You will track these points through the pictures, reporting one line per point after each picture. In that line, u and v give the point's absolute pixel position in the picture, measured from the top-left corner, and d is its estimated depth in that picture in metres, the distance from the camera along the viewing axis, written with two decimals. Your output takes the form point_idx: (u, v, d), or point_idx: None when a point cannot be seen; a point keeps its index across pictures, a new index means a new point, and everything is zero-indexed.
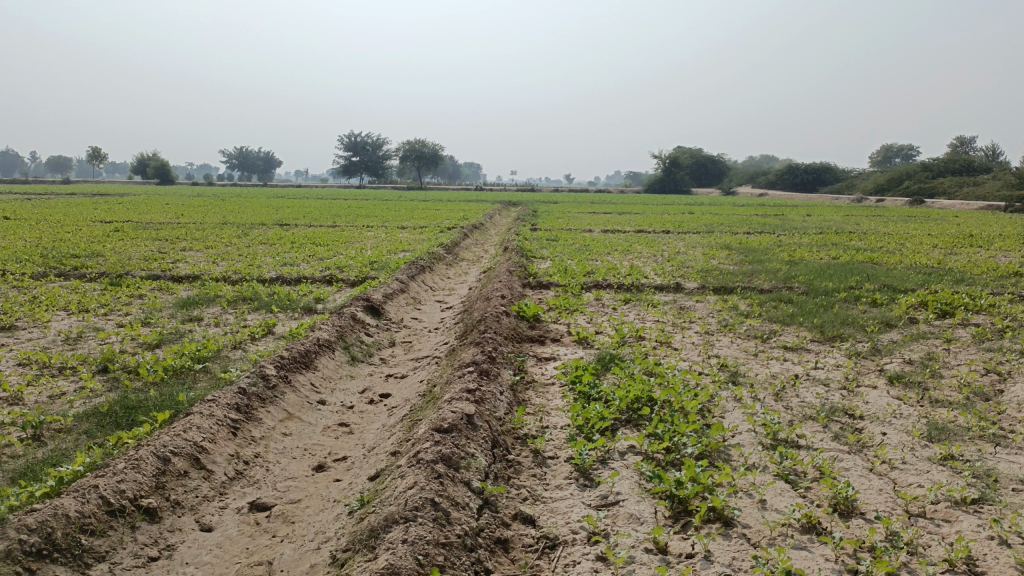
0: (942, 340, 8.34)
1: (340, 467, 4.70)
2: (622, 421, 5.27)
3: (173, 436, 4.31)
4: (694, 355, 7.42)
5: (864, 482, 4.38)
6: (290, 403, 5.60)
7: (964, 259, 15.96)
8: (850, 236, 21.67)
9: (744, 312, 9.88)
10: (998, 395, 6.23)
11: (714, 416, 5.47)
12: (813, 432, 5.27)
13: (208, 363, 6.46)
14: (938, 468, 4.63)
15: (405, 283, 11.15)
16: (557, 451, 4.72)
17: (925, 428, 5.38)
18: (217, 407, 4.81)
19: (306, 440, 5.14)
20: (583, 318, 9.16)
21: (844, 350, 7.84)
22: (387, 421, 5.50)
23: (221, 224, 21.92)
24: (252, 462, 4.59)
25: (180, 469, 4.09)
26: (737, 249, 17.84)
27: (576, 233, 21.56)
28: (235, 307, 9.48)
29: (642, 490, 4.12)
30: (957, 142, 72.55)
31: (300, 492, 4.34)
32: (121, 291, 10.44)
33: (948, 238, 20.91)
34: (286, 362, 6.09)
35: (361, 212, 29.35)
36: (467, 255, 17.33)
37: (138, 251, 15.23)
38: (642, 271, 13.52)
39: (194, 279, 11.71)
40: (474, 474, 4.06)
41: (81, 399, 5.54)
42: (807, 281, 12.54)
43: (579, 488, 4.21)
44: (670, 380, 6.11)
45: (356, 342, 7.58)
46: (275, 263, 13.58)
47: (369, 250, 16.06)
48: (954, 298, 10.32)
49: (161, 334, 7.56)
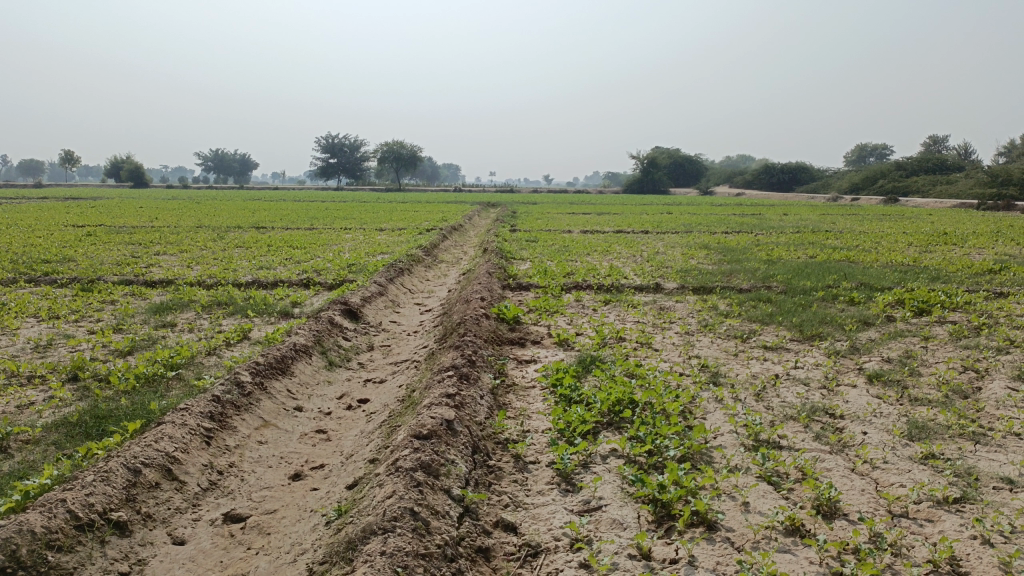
0: (920, 338, 8.38)
1: (318, 476, 4.61)
2: (604, 424, 5.22)
3: (143, 447, 4.20)
4: (674, 356, 7.40)
5: (846, 483, 4.36)
6: (266, 411, 5.49)
7: (939, 257, 16.11)
8: (827, 235, 21.80)
9: (724, 312, 9.87)
10: (976, 393, 6.26)
11: (696, 417, 5.43)
12: (795, 433, 5.24)
13: (181, 370, 6.34)
14: (919, 467, 4.62)
15: (383, 286, 11.05)
16: (538, 456, 4.66)
17: (906, 427, 5.38)
18: (190, 416, 4.70)
19: (283, 448, 5.04)
20: (563, 320, 9.11)
21: (823, 349, 7.85)
22: (365, 427, 5.41)
23: (196, 227, 21.65)
24: (226, 472, 4.48)
25: (151, 481, 3.98)
26: (716, 248, 17.90)
27: (555, 234, 21.53)
28: (210, 312, 9.32)
29: (624, 495, 4.07)
30: (929, 141, 73.38)
31: (276, 502, 4.24)
32: (93, 297, 10.25)
33: (923, 236, 21.13)
34: (262, 368, 5.98)
35: (338, 215, 29.11)
36: (446, 257, 17.24)
37: (110, 256, 15.00)
38: (621, 272, 13.51)
39: (168, 284, 11.53)
40: (454, 482, 3.99)
41: (50, 409, 5.40)
42: (785, 280, 12.59)
43: (561, 493, 4.15)
44: (651, 382, 6.07)
45: (334, 347, 7.48)
46: (251, 267, 13.40)
47: (346, 252, 15.93)
48: (930, 296, 10.39)
49: (133, 341, 7.41)
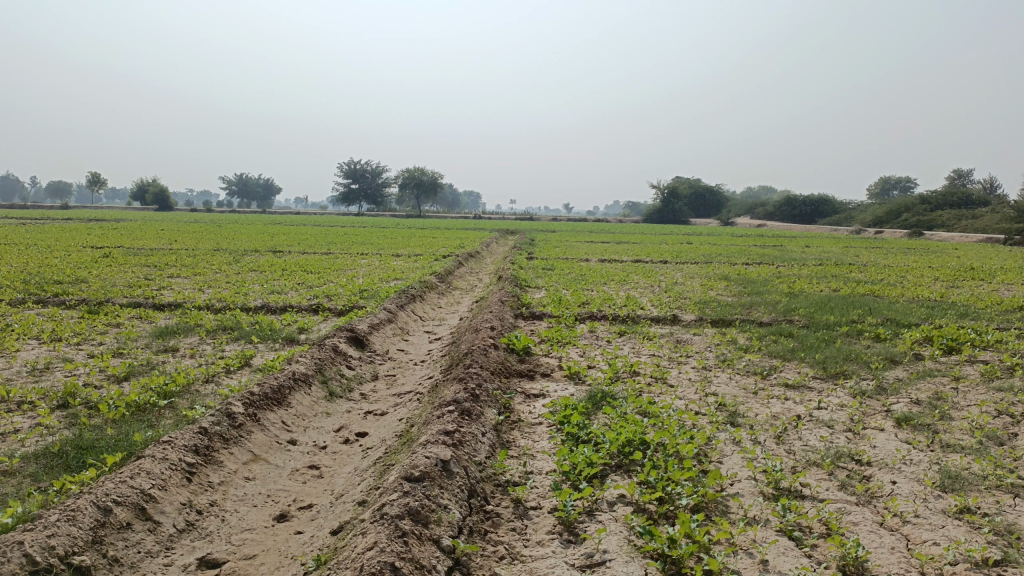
0: (950, 378, 7.98)
1: (304, 517, 4.33)
2: (612, 467, 4.89)
3: (117, 483, 3.94)
4: (690, 393, 7.06)
5: (874, 539, 4.00)
6: (256, 444, 5.22)
7: (967, 293, 15.65)
8: (850, 268, 21.36)
9: (743, 347, 9.51)
10: (1012, 440, 5.86)
11: (711, 461, 5.10)
12: (818, 481, 4.88)
13: (175, 398, 6.09)
14: (954, 523, 4.25)
15: (393, 313, 10.81)
16: (540, 501, 4.34)
17: (937, 476, 5.01)
18: (172, 450, 4.45)
19: (271, 485, 4.77)
20: (575, 352, 8.79)
21: (848, 389, 7.47)
22: (359, 464, 5.13)
23: (214, 251, 21.62)
24: (206, 512, 4.21)
25: (122, 521, 3.71)
26: (736, 280, 17.54)
27: (572, 262, 21.28)
28: (214, 337, 9.10)
29: (631, 548, 3.73)
30: (953, 175, 72.58)
31: (256, 546, 3.96)
32: (98, 320, 10.08)
33: (949, 270, 20.65)
34: (256, 399, 5.72)
35: (357, 240, 29.06)
36: (460, 284, 17.04)
37: (123, 278, 14.89)
38: (638, 302, 13.19)
39: (176, 308, 11.36)
40: (444, 531, 3.69)
41: (34, 437, 5.15)
42: (807, 314, 12.21)
43: (562, 544, 3.84)
44: (664, 421, 5.74)
45: (336, 376, 7.21)
46: (262, 292, 13.21)
47: (360, 278, 15.74)
48: (960, 334, 9.97)
49: (131, 366, 7.18)
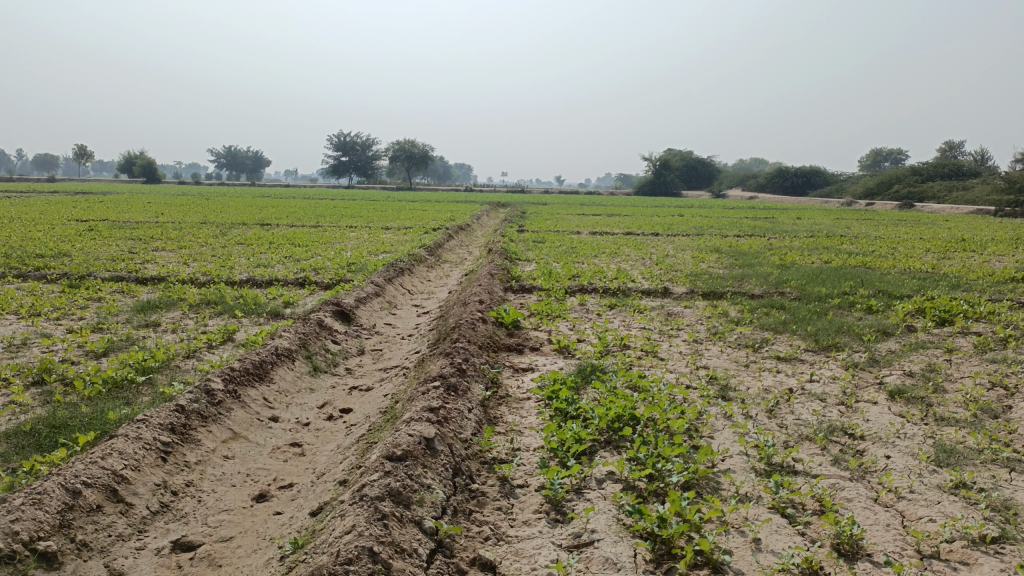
0: (943, 350, 7.90)
1: (284, 498, 4.21)
2: (601, 443, 4.78)
3: (87, 464, 3.80)
4: (681, 366, 6.95)
5: (869, 516, 3.91)
6: (236, 422, 5.08)
7: (958, 264, 15.60)
8: (841, 239, 21.26)
9: (735, 319, 9.40)
10: (1007, 413, 5.78)
11: (703, 437, 4.99)
12: (811, 456, 4.79)
13: (153, 374, 5.93)
14: (950, 499, 4.17)
15: (380, 286, 10.64)
16: (527, 479, 4.22)
17: (931, 450, 4.93)
18: (146, 429, 4.30)
19: (251, 464, 4.64)
20: (565, 325, 8.66)
21: (841, 361, 7.39)
22: (342, 441, 5.01)
23: (201, 224, 21.31)
24: (182, 493, 4.07)
25: (92, 504, 3.58)
26: (727, 252, 17.41)
27: (563, 235, 21.10)
28: (197, 311, 8.92)
29: (620, 528, 3.63)
30: (945, 147, 72.41)
31: (234, 528, 3.84)
32: (79, 294, 9.87)
33: (941, 242, 20.59)
34: (237, 375, 5.57)
35: (346, 213, 28.74)
36: (450, 257, 16.87)
37: (106, 251, 14.64)
38: (629, 274, 13.07)
39: (159, 282, 11.15)
40: (427, 512, 3.58)
41: (6, 416, 4.98)
42: (799, 286, 12.10)
43: (549, 524, 3.73)
44: (655, 396, 5.63)
45: (320, 351, 7.06)
46: (248, 265, 13.00)
47: (348, 251, 15.54)
48: (952, 305, 9.89)
49: (110, 342, 7.01)
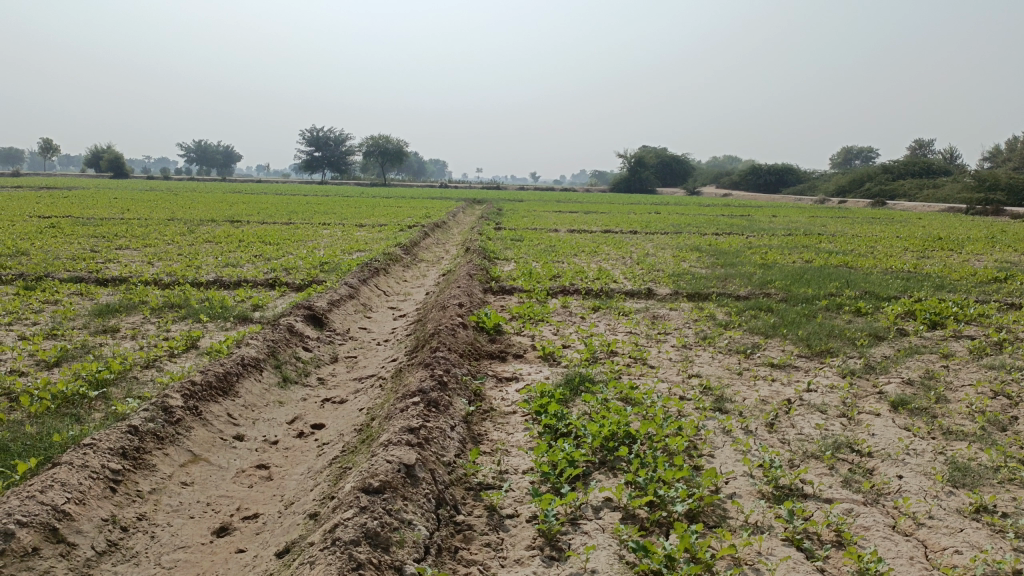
0: (939, 356, 7.64)
1: (248, 532, 3.83)
2: (596, 464, 4.42)
3: (23, 499, 3.36)
4: (672, 375, 6.61)
5: (890, 548, 3.60)
6: (196, 442, 4.65)
7: (939, 263, 15.49)
8: (819, 238, 21.13)
9: (723, 323, 9.09)
10: (1015, 425, 5.50)
11: (704, 456, 4.65)
12: (820, 477, 4.47)
13: (107, 388, 5.44)
14: (973, 526, 3.86)
15: (354, 287, 10.21)
16: (518, 509, 3.84)
17: (945, 469, 4.63)
18: (93, 456, 3.86)
19: (212, 491, 4.23)
20: (549, 330, 8.29)
21: (836, 368, 7.09)
22: (314, 464, 4.62)
23: (167, 221, 20.64)
24: (133, 528, 3.65)
25: (27, 546, 3.12)
26: (708, 251, 17.13)
27: (541, 233, 20.75)
28: (159, 316, 8.40)
29: (623, 567, 3.26)
30: (915, 146, 73.28)
31: (190, 569, 3.45)
32: (34, 297, 9.29)
33: (918, 240, 20.65)
34: (198, 390, 5.11)
35: (319, 209, 28.07)
36: (426, 255, 16.42)
37: (67, 250, 14.00)
38: (610, 275, 12.73)
39: (121, 283, 10.58)
40: (408, 554, 3.20)
41: None
42: (784, 287, 11.83)
43: (543, 562, 3.36)
44: (650, 410, 5.28)
45: (290, 360, 6.63)
46: (216, 265, 12.43)
47: (321, 249, 15.02)
48: (942, 307, 9.64)
49: (63, 351, 6.50)
